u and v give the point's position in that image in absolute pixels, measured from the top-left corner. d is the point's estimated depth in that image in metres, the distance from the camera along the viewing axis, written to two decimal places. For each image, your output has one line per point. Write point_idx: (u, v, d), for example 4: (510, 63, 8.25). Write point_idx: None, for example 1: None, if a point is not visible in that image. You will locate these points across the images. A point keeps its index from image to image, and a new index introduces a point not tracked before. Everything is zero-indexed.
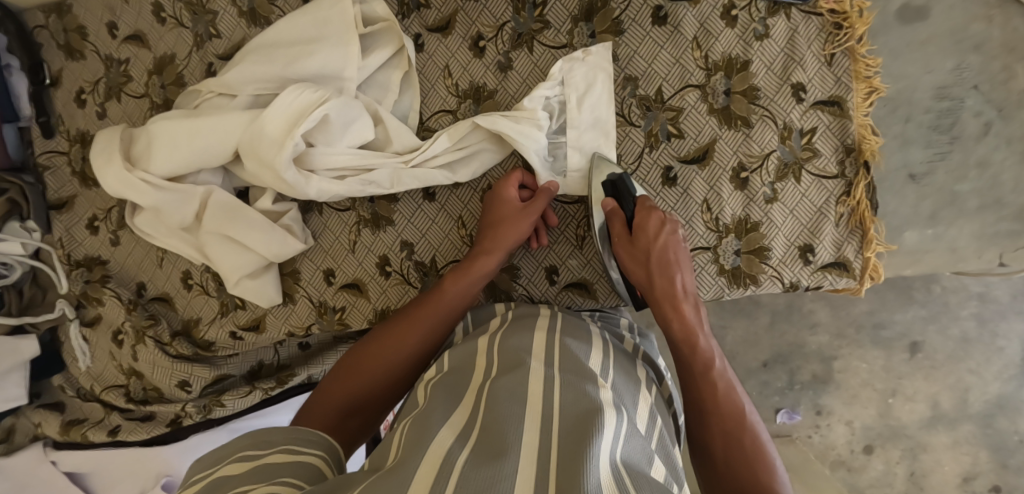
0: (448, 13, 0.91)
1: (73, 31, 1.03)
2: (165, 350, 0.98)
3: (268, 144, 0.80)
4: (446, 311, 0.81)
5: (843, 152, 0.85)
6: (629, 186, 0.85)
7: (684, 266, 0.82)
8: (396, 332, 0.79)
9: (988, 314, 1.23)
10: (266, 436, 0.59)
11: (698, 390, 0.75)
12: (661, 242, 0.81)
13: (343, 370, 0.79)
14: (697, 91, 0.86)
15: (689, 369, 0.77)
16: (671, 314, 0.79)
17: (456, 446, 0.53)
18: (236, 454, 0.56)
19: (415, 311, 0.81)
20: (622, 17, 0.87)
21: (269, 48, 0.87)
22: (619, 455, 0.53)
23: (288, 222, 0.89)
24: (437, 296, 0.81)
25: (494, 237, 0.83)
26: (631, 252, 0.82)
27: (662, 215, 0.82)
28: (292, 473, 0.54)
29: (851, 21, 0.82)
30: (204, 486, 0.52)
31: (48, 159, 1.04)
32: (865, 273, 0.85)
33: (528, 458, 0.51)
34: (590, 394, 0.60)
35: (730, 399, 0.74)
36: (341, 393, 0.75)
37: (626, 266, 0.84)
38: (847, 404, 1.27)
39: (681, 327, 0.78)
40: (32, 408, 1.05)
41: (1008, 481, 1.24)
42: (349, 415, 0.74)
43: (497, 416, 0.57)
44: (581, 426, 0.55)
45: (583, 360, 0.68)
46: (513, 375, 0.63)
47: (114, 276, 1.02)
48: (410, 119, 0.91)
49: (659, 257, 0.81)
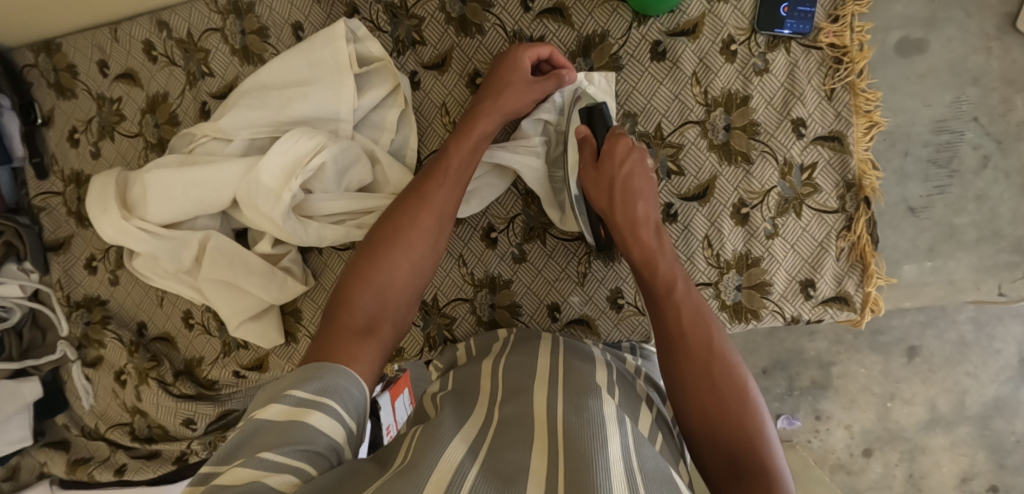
0: (443, 50, 0.91)
1: (63, 69, 1.02)
2: (168, 389, 1.01)
3: (264, 195, 0.81)
4: (444, 209, 0.77)
5: (844, 187, 0.84)
6: (605, 114, 0.84)
7: (648, 194, 0.80)
8: (410, 210, 0.75)
9: (985, 317, 1.19)
10: (320, 377, 0.58)
11: (664, 317, 0.71)
12: (626, 172, 0.80)
13: (339, 307, 0.69)
14: (697, 127, 0.86)
15: (653, 293, 0.74)
16: (632, 239, 0.77)
17: (464, 460, 0.51)
18: (286, 395, 0.56)
19: (414, 218, 0.75)
20: (621, 53, 0.86)
21: (262, 91, 0.87)
22: (633, 464, 0.51)
23: (287, 264, 0.91)
24: (430, 198, 0.76)
25: (497, 100, 0.81)
26: (597, 183, 0.81)
27: (631, 142, 0.81)
28: (324, 444, 0.53)
29: (851, 56, 0.82)
30: (246, 430, 0.53)
31: (44, 201, 1.05)
32: (865, 307, 0.85)
33: (537, 475, 0.49)
34: (599, 405, 0.59)
35: (697, 322, 0.69)
36: (355, 329, 0.66)
37: (591, 195, 0.83)
38: (846, 409, 1.26)
39: (641, 253, 0.76)
40: (37, 447, 1.09)
41: (1006, 481, 1.23)
42: (377, 347, 0.67)
43: (503, 443, 0.56)
44: (589, 438, 0.53)
45: (585, 377, 0.67)
46: (517, 404, 0.63)
47: (114, 316, 1.04)
48: (408, 157, 0.90)
49: (624, 186, 0.79)
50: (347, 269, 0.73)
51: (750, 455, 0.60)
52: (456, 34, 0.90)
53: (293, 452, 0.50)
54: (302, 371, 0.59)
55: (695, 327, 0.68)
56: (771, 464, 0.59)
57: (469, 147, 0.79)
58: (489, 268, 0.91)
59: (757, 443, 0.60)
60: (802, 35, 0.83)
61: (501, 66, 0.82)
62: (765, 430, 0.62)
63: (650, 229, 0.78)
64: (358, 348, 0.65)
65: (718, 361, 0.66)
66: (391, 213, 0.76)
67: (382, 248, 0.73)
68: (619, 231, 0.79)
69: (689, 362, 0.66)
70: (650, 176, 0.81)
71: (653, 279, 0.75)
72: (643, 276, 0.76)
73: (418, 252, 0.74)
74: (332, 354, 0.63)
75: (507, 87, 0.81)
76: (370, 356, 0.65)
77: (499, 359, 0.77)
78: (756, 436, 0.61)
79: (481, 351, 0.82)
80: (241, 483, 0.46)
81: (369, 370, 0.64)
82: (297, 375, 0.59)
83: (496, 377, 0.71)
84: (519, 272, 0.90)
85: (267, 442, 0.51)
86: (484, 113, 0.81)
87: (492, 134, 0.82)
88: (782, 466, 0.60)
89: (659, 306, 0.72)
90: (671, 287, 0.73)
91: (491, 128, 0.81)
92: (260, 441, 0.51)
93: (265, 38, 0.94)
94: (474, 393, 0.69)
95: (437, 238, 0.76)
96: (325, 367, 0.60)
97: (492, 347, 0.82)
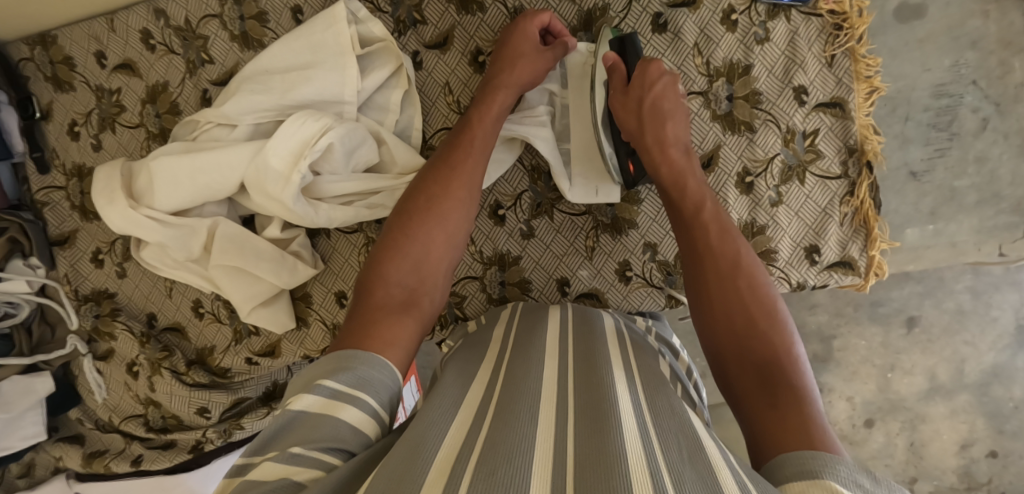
0: (444, 28, 0.91)
1: (60, 62, 1.02)
2: (181, 379, 1.02)
3: (274, 179, 0.81)
4: (473, 182, 0.78)
5: (846, 152, 0.85)
6: (636, 44, 0.84)
7: (677, 115, 0.81)
8: (440, 186, 0.76)
9: (983, 286, 1.20)
10: (353, 369, 0.57)
11: (690, 234, 0.74)
12: (657, 92, 0.81)
13: (375, 284, 0.69)
14: (699, 98, 0.87)
15: (679, 211, 0.77)
16: (660, 159, 0.79)
17: (469, 433, 0.51)
18: (319, 383, 0.55)
19: (445, 190, 0.76)
20: (622, 26, 0.88)
21: (265, 76, 0.87)
22: (647, 421, 0.51)
23: (297, 248, 0.92)
24: (459, 172, 0.77)
25: (508, 71, 0.82)
26: (625, 106, 0.83)
27: (663, 65, 0.82)
28: (354, 440, 0.53)
29: (851, 21, 0.82)
30: (278, 420, 0.52)
31: (46, 195, 1.05)
32: (870, 271, 0.87)
33: (546, 433, 0.49)
34: (610, 374, 0.58)
35: (725, 246, 0.71)
36: (393, 306, 0.67)
37: (617, 117, 0.84)
38: (848, 381, 1.28)
39: (669, 172, 0.79)
40: (52, 442, 1.10)
41: (1004, 446, 1.25)
42: (415, 323, 0.67)
43: (513, 395, 0.56)
44: (595, 403, 0.53)
45: (594, 343, 0.67)
46: (523, 362, 0.63)
47: (123, 308, 1.05)
48: (413, 138, 0.91)
49: (652, 107, 0.81)
50: (379, 244, 0.74)
51: (782, 374, 0.59)
52: (457, 13, 0.90)
53: (323, 450, 0.49)
54: (338, 356, 0.59)
55: (723, 246, 0.71)
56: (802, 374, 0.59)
57: (490, 119, 0.81)
58: (498, 245, 0.91)
59: (786, 369, 0.59)
60: (802, 2, 0.84)
61: (513, 31, 0.83)
62: (796, 352, 0.62)
63: (678, 149, 0.80)
64: (397, 325, 0.65)
65: (747, 280, 0.68)
66: (419, 188, 0.78)
67: (414, 223, 0.74)
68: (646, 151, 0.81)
69: (717, 279, 0.69)
70: (679, 98, 0.82)
71: (681, 197, 0.77)
72: (670, 195, 0.78)
73: (452, 227, 0.76)
74: (371, 333, 0.63)
75: (519, 57, 0.82)
76: (407, 335, 0.65)
77: (508, 327, 0.77)
78: (787, 365, 0.60)
79: (490, 319, 0.84)
80: (272, 481, 0.46)
81: (403, 350, 0.64)
82: (331, 362, 0.58)
83: (504, 344, 0.72)
84: (527, 249, 0.91)
85: (300, 436, 0.50)
86: (501, 86, 0.82)
87: (509, 108, 0.83)
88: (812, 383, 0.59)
89: (684, 222, 0.76)
90: (698, 206, 0.75)
91: (508, 102, 0.82)
92: (294, 434, 0.51)
93: (263, 23, 0.94)
94: (483, 355, 0.71)
95: (468, 211, 0.78)
96: (360, 356, 0.59)
97: (502, 313, 0.84)
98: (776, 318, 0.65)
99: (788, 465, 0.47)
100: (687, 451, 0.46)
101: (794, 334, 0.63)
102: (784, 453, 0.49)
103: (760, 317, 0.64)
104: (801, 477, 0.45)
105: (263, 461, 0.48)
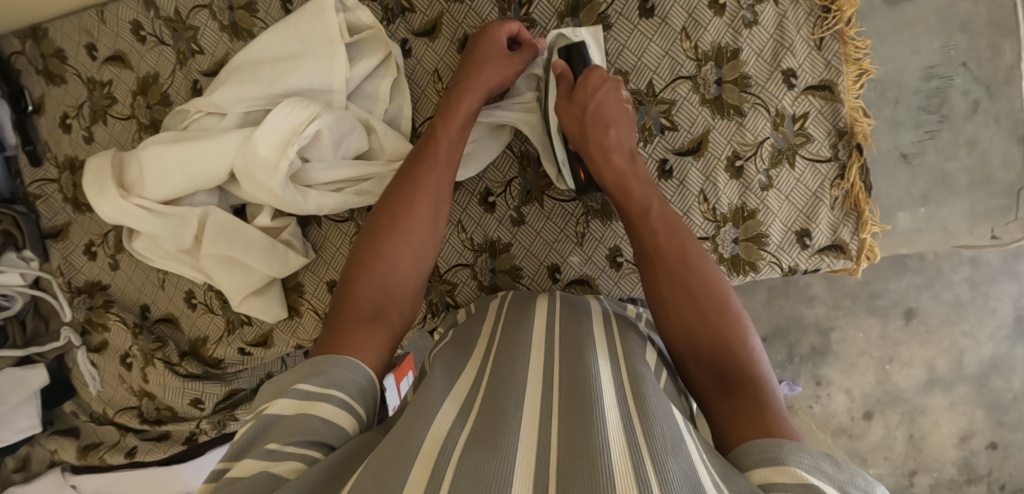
0: (433, 16, 0.91)
1: (51, 55, 1.02)
2: (174, 370, 1.02)
3: (262, 165, 0.81)
4: (438, 196, 0.78)
5: (836, 135, 0.85)
6: (584, 53, 0.86)
7: (621, 122, 0.81)
8: (405, 201, 0.77)
9: (981, 277, 1.19)
10: (326, 372, 0.58)
11: (639, 236, 0.72)
12: (599, 98, 0.81)
13: (345, 299, 0.70)
14: (688, 82, 0.87)
15: (626, 213, 0.75)
16: (603, 164, 0.79)
17: (454, 428, 0.50)
18: (292, 387, 0.56)
19: (409, 208, 0.76)
20: (609, 12, 0.88)
21: (254, 65, 0.87)
22: (630, 411, 0.50)
23: (288, 237, 0.92)
24: (424, 185, 0.78)
25: (473, 79, 0.83)
26: (569, 112, 0.82)
27: (605, 73, 0.83)
28: (332, 434, 0.53)
29: (839, 4, 0.81)
30: (252, 426, 0.52)
31: (39, 188, 1.05)
32: (861, 255, 0.86)
33: (531, 428, 0.49)
34: (595, 364, 0.57)
35: (674, 244, 0.69)
36: (362, 317, 0.68)
37: (563, 125, 0.84)
38: (845, 373, 1.27)
39: (613, 176, 0.78)
40: (47, 435, 1.11)
41: (1004, 438, 1.24)
42: (386, 334, 0.68)
43: (503, 388, 0.55)
44: (578, 393, 0.52)
45: (583, 329, 0.67)
46: (511, 353, 0.62)
47: (116, 300, 1.05)
48: (403, 126, 0.91)
49: (595, 112, 0.81)
50: (350, 263, 0.75)
51: (738, 369, 0.58)
52: (446, 0, 0.90)
53: (302, 445, 0.50)
54: (310, 364, 0.60)
55: (670, 243, 0.69)
56: (759, 371, 0.58)
57: (456, 126, 0.81)
58: (489, 232, 0.92)
59: (744, 364, 0.58)
60: None
61: (478, 39, 0.85)
62: (752, 345, 0.61)
63: (622, 156, 0.79)
64: (365, 336, 0.66)
65: (696, 277, 0.65)
66: (385, 204, 0.78)
67: (378, 241, 0.74)
68: (590, 157, 0.81)
69: (667, 279, 0.67)
70: (622, 104, 0.82)
71: (628, 201, 0.75)
72: (617, 199, 0.77)
73: (417, 238, 0.75)
74: (341, 343, 0.64)
75: (485, 62, 0.83)
76: (378, 344, 0.66)
77: (498, 319, 0.77)
78: (743, 357, 0.59)
79: (481, 308, 0.84)
80: (250, 476, 0.46)
81: (374, 356, 0.65)
82: (305, 369, 0.59)
83: (492, 337, 0.71)
84: (518, 235, 0.91)
85: (277, 436, 0.51)
86: (467, 91, 0.82)
87: (476, 113, 0.83)
88: (770, 375, 0.59)
89: (632, 226, 0.74)
90: (645, 207, 0.74)
91: (475, 106, 0.83)
92: (271, 435, 0.51)
93: (253, 13, 0.94)
94: (473, 349, 0.70)
95: (434, 223, 0.78)
96: (334, 361, 0.60)
97: (492, 304, 0.84)
98: (730, 313, 0.63)
99: (751, 452, 0.48)
100: (670, 442, 0.45)
101: (746, 322, 0.62)
102: (749, 443, 0.49)
103: (712, 311, 0.63)
104: (760, 464, 0.46)
105: (241, 462, 0.49)
